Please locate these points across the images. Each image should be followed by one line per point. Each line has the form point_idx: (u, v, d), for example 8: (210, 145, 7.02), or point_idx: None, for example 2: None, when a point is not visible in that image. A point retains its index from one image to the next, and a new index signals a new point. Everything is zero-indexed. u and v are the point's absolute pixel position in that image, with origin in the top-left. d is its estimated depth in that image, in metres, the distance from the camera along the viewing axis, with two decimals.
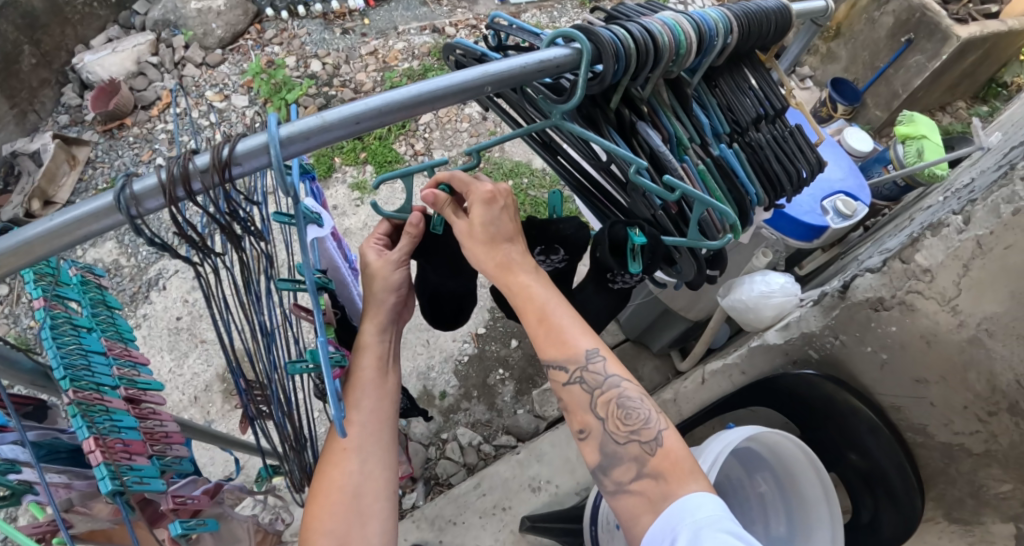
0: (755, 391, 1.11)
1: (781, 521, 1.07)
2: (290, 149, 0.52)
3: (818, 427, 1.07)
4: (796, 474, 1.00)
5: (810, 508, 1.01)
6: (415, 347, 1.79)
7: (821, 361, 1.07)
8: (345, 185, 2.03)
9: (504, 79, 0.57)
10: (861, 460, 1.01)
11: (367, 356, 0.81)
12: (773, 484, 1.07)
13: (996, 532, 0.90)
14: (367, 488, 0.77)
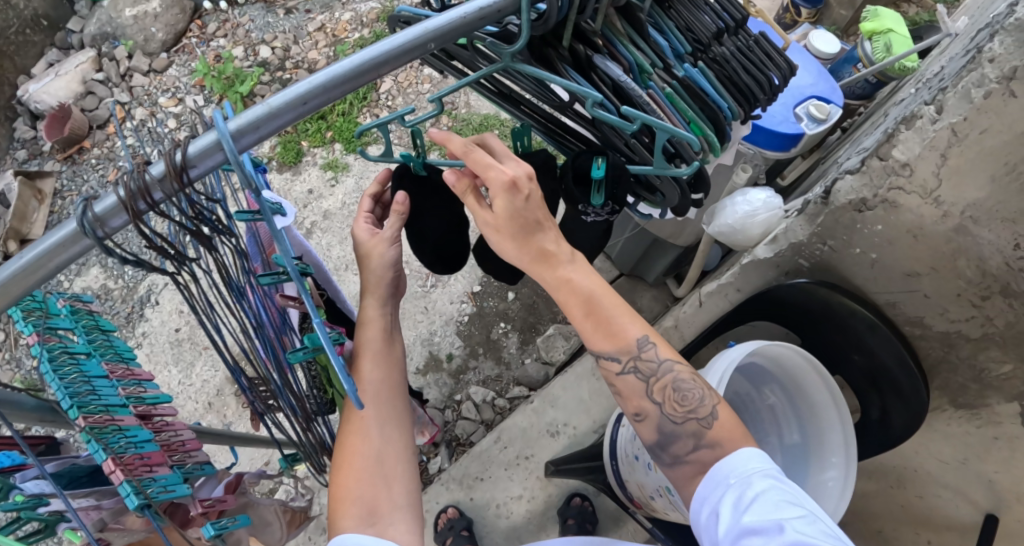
0: (752, 308, 1.12)
1: (793, 429, 1.09)
2: (242, 142, 0.52)
3: (817, 335, 1.09)
4: (801, 381, 1.03)
5: (819, 412, 1.03)
6: (414, 315, 1.86)
7: (813, 269, 1.07)
8: (317, 167, 2.01)
9: (446, 33, 0.56)
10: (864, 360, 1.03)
11: (373, 331, 0.85)
12: (780, 395, 1.09)
13: (1001, 411, 0.92)
14: (389, 457, 0.80)
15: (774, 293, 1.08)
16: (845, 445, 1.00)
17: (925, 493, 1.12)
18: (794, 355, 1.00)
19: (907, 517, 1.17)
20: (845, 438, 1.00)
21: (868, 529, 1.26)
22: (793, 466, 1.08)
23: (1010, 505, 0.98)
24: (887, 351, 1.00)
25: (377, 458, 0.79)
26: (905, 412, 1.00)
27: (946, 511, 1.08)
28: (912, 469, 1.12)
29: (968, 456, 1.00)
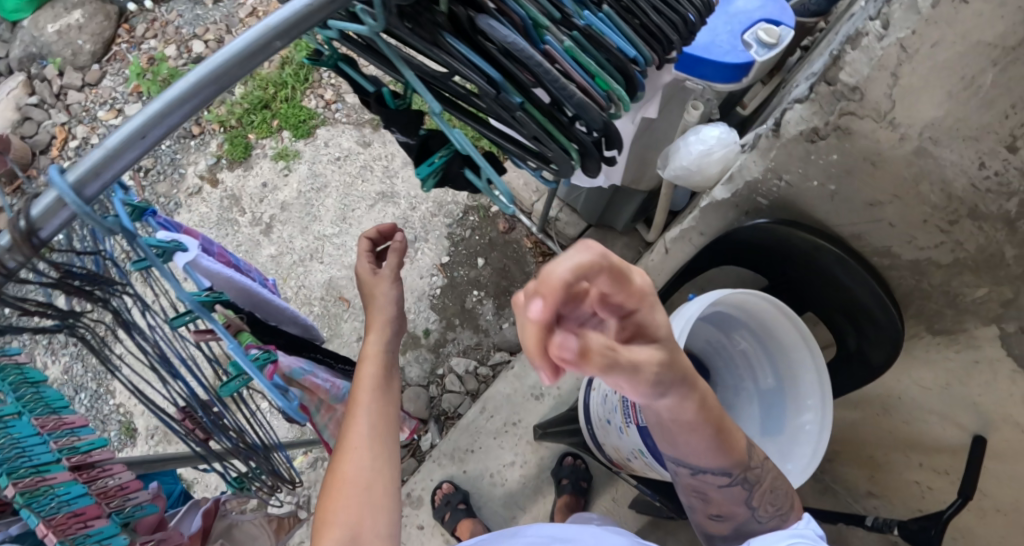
0: (715, 253, 1.07)
1: (767, 373, 1.05)
2: (88, 193, 0.42)
3: (785, 273, 1.03)
4: (772, 326, 0.98)
5: (792, 354, 0.99)
6: None
7: (772, 205, 1.00)
8: (268, 159, 2.19)
9: (290, 28, 0.45)
10: (835, 293, 0.98)
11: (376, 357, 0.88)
12: (751, 341, 1.05)
13: (980, 335, 0.87)
14: (374, 477, 0.77)
15: (735, 234, 1.02)
16: (820, 384, 0.97)
17: (910, 418, 1.09)
18: (762, 301, 0.95)
19: (898, 440, 1.16)
20: (820, 378, 0.97)
21: (859, 452, 1.29)
22: (771, 410, 1.05)
23: (995, 424, 0.95)
24: (857, 284, 0.94)
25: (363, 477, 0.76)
26: (882, 343, 0.96)
27: (933, 433, 1.07)
28: (895, 396, 1.09)
29: (950, 381, 0.97)
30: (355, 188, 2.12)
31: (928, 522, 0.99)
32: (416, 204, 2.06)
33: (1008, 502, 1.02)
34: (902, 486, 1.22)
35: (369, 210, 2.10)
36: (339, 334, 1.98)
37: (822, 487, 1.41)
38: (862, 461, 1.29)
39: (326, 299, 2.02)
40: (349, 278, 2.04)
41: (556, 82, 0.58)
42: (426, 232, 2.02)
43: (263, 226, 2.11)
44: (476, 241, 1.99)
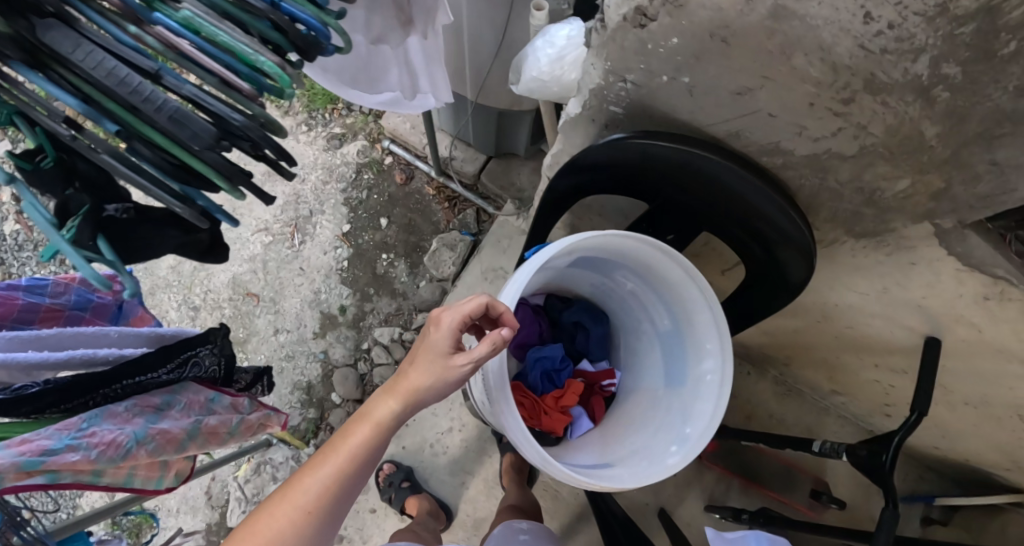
0: (570, 180, 0.83)
1: (660, 313, 0.85)
2: None
3: (661, 189, 0.81)
4: (648, 260, 0.78)
5: (681, 290, 0.79)
6: (294, 280, 1.78)
7: (628, 116, 0.77)
8: None
9: None
10: (725, 201, 0.75)
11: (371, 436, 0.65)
12: (637, 280, 0.84)
13: (912, 235, 0.67)
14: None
15: (583, 157, 0.77)
16: (716, 325, 0.76)
17: (853, 323, 0.92)
18: (625, 233, 0.75)
19: (845, 344, 1.01)
20: (715, 317, 0.76)
21: (808, 355, 1.16)
22: (674, 358, 0.85)
23: (948, 326, 0.76)
24: (745, 186, 0.71)
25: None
26: (789, 256, 0.75)
27: (881, 336, 0.89)
28: (830, 304, 0.91)
29: (887, 285, 0.77)
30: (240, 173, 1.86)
31: (880, 445, 0.82)
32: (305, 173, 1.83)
33: (973, 398, 0.86)
34: (862, 385, 1.12)
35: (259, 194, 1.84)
36: (254, 332, 1.76)
37: (784, 390, 1.39)
38: (813, 362, 1.17)
39: (234, 298, 1.79)
40: (254, 271, 1.80)
41: (157, 98, 0.40)
42: (320, 202, 1.81)
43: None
44: (375, 200, 1.80)
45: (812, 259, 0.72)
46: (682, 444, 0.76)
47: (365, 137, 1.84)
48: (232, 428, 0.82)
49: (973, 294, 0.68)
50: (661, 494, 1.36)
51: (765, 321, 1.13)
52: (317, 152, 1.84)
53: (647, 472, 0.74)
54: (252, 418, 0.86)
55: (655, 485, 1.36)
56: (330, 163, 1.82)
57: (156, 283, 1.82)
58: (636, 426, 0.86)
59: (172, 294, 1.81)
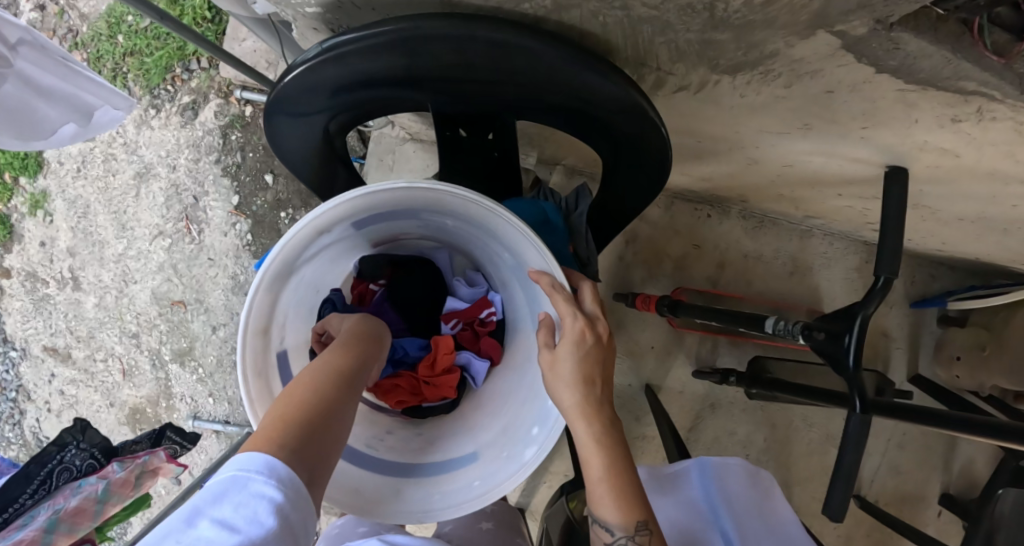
0: (310, 127, 0.54)
1: (499, 248, 0.62)
2: None
3: (435, 95, 0.52)
4: (427, 196, 0.54)
5: (494, 220, 0.55)
6: (209, 275, 1.26)
7: (334, 13, 0.50)
8: (30, 217, 1.34)
9: None
10: (511, 77, 0.47)
11: (359, 344, 0.56)
12: (446, 215, 0.59)
13: (806, 55, 0.39)
14: (309, 452, 0.41)
15: (286, 94, 0.49)
16: (544, 258, 0.54)
17: (790, 161, 0.66)
18: (377, 186, 0.50)
19: (794, 180, 0.75)
20: (537, 248, 0.53)
21: (762, 192, 0.89)
22: (532, 296, 0.63)
23: (910, 155, 0.50)
24: (517, 55, 0.44)
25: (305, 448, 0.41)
26: (635, 127, 0.49)
27: (833, 168, 0.63)
28: (751, 146, 0.64)
29: (809, 121, 0.50)
30: (113, 185, 1.29)
31: (841, 323, 0.58)
32: (174, 158, 1.26)
33: (969, 215, 0.64)
34: (835, 211, 0.89)
35: (139, 197, 1.28)
36: (196, 341, 1.27)
37: (756, 223, 1.13)
38: (774, 198, 0.92)
39: (162, 313, 1.28)
40: (169, 279, 1.28)
41: None
42: (199, 182, 1.25)
43: (68, 285, 1.33)
44: (252, 159, 1.24)
45: (653, 120, 0.48)
46: (542, 424, 0.57)
47: (216, 94, 1.25)
48: (102, 497, 0.68)
49: (928, 118, 0.41)
50: (643, 370, 1.12)
51: (697, 168, 0.85)
52: (178, 132, 1.26)
53: (506, 473, 0.56)
54: (130, 472, 0.70)
55: (632, 362, 1.12)
56: (193, 138, 1.25)
57: (90, 328, 1.33)
58: (514, 386, 0.67)
59: (108, 332, 1.32)
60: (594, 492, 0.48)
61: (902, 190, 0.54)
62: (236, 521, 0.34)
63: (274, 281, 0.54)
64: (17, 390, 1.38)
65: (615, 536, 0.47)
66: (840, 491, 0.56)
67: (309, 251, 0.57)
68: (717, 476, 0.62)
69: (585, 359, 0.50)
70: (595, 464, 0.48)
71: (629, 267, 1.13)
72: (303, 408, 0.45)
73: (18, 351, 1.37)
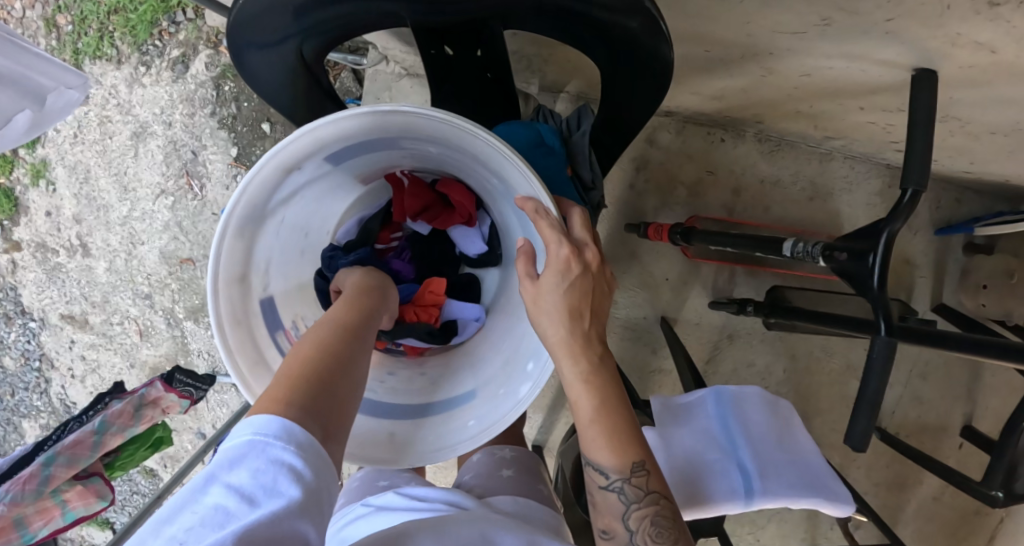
0: (286, 52, 0.52)
1: (484, 174, 0.59)
2: None
3: (411, 8, 0.48)
4: (399, 123, 0.51)
5: (474, 145, 0.52)
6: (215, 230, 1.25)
7: None
8: (34, 187, 1.34)
9: None
10: None
11: (357, 305, 0.55)
12: (425, 142, 0.56)
13: None
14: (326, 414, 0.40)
15: (245, 15, 0.46)
16: (528, 181, 0.51)
17: (807, 69, 0.61)
18: (338, 114, 0.47)
19: (812, 93, 0.70)
20: (520, 171, 0.51)
21: (778, 110, 0.84)
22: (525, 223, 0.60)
23: (941, 53, 0.45)
24: None
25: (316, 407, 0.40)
26: (632, 23, 0.45)
27: (853, 73, 0.58)
28: (765, 53, 0.60)
29: (828, 15, 0.45)
30: (111, 147, 1.27)
31: (866, 240, 0.55)
32: (169, 115, 1.24)
33: (1002, 125, 0.59)
34: (858, 129, 0.83)
35: (138, 157, 1.26)
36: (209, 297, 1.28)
37: (773, 147, 1.08)
38: (793, 117, 0.86)
39: (172, 272, 1.29)
40: (176, 237, 1.27)
41: None
42: (196, 136, 1.23)
43: (78, 252, 1.34)
44: (248, 108, 1.21)
45: (653, 14, 0.43)
46: (536, 359, 0.55)
47: (205, 46, 1.20)
48: (99, 428, 0.71)
49: (962, 2, 0.37)
50: (659, 302, 1.11)
51: (710, 85, 0.80)
52: (170, 87, 1.23)
53: (499, 412, 0.56)
54: (126, 403, 0.74)
55: (647, 295, 1.11)
56: (186, 93, 1.22)
57: (104, 293, 1.35)
58: (514, 320, 0.65)
59: (122, 294, 1.33)
60: (585, 434, 0.47)
61: (932, 93, 0.49)
62: (253, 491, 0.33)
63: (245, 225, 0.52)
64: (41, 359, 1.42)
65: (610, 480, 0.47)
66: (864, 419, 0.55)
67: (283, 192, 0.55)
68: (732, 409, 0.61)
69: (570, 290, 0.48)
70: (585, 406, 0.47)
71: (640, 196, 1.09)
72: (306, 368, 0.43)
73: (37, 322, 1.40)
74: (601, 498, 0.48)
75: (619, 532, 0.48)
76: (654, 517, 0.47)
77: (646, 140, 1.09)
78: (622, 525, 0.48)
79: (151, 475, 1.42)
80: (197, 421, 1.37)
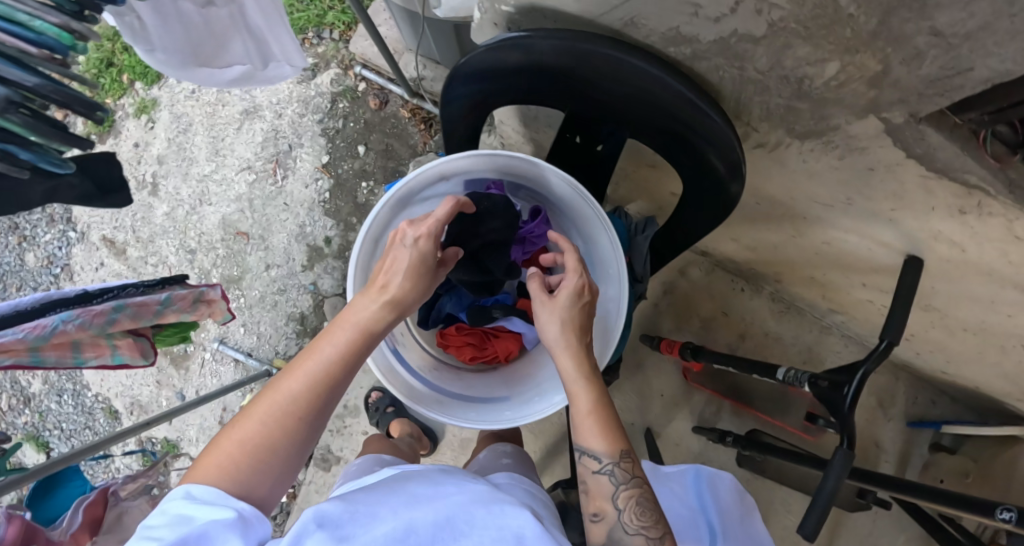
0: (466, 91, 0.70)
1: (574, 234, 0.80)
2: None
3: (567, 94, 0.67)
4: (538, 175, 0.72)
5: (584, 210, 0.72)
6: (279, 218, 1.44)
7: (522, 15, 0.64)
8: (133, 119, 1.53)
9: None
10: (634, 96, 0.61)
11: (358, 334, 0.55)
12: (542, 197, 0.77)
13: (859, 133, 0.51)
14: (286, 455, 0.50)
15: (478, 61, 0.64)
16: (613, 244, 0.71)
17: (829, 239, 0.78)
18: (505, 152, 0.68)
19: (827, 262, 0.87)
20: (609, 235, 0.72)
21: (796, 272, 1.01)
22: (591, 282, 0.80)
23: (927, 244, 0.62)
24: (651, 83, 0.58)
25: (252, 478, 0.48)
26: (718, 159, 0.61)
27: (863, 250, 0.75)
28: (799, 217, 0.77)
29: (851, 196, 0.62)
30: (220, 113, 1.48)
31: (844, 376, 0.68)
32: (282, 108, 1.46)
33: (972, 325, 0.74)
34: (857, 305, 0.99)
35: (240, 131, 1.47)
36: (248, 273, 1.44)
37: (783, 308, 1.24)
38: (807, 280, 1.02)
39: (224, 240, 1.46)
40: (242, 210, 1.46)
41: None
42: (298, 135, 1.45)
43: (146, 189, 1.50)
44: (352, 129, 1.44)
45: (736, 162, 0.59)
46: None
47: (337, 65, 1.46)
48: (167, 301, 0.85)
49: (944, 206, 0.53)
50: (648, 413, 1.23)
51: (746, 233, 0.98)
52: (293, 85, 1.46)
53: (531, 409, 0.74)
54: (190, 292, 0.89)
55: (640, 404, 1.24)
56: (304, 94, 1.45)
57: (152, 233, 1.49)
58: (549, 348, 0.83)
59: (168, 241, 1.49)
60: (580, 424, 0.57)
61: (916, 277, 0.64)
62: (179, 522, 0.44)
63: (396, 204, 0.70)
64: (63, 267, 1.54)
65: (601, 463, 0.56)
66: (815, 515, 0.65)
67: (429, 192, 0.73)
68: (708, 481, 0.72)
69: (577, 309, 0.61)
70: (583, 402, 0.57)
71: (660, 315, 1.26)
72: (269, 430, 0.50)
73: (77, 233, 1.54)
74: (592, 482, 0.56)
75: (608, 512, 0.56)
76: (638, 498, 0.56)
77: (679, 270, 1.27)
78: (612, 506, 0.56)
79: (114, 416, 1.50)
80: (182, 383, 1.47)
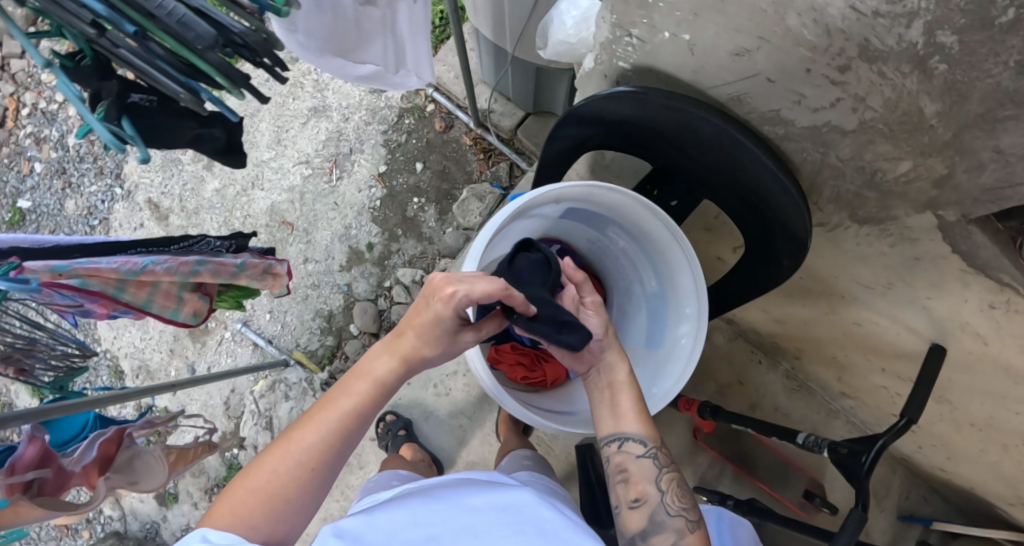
0: (574, 132, 0.79)
1: (648, 273, 0.91)
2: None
3: (663, 149, 0.77)
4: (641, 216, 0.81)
5: (674, 254, 0.82)
6: (326, 216, 1.55)
7: (636, 73, 0.74)
8: None
9: None
10: (722, 164, 0.71)
11: (377, 383, 0.62)
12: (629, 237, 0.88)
13: (916, 226, 0.60)
14: (298, 504, 0.56)
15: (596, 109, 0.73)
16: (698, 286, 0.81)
17: (861, 320, 0.86)
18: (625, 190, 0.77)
19: (853, 343, 0.95)
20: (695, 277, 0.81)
21: (819, 350, 1.09)
22: (657, 317, 0.91)
23: (954, 335, 0.70)
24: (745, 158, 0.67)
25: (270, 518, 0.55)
26: (784, 233, 0.70)
27: (892, 334, 0.83)
28: (839, 296, 0.86)
29: (893, 281, 0.71)
30: (289, 106, 1.60)
31: (863, 445, 0.76)
32: (350, 112, 1.58)
33: (980, 420, 0.81)
34: (871, 390, 1.06)
35: (304, 126, 1.59)
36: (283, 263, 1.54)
37: (795, 386, 1.31)
38: (828, 360, 1.10)
39: (269, 226, 1.56)
40: (292, 201, 1.56)
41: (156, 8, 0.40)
42: (360, 140, 1.57)
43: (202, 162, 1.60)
44: (413, 144, 1.55)
45: (802, 241, 0.68)
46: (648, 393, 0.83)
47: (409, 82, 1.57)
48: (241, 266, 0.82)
49: (978, 301, 0.62)
50: None
51: (778, 306, 1.07)
52: (364, 93, 1.58)
53: None
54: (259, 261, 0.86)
55: None
56: (373, 104, 1.57)
57: (198, 205, 1.59)
58: None
59: (212, 216, 1.59)
60: (625, 413, 0.66)
61: (938, 364, 0.73)
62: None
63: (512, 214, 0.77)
64: (102, 219, 1.63)
65: (646, 448, 0.65)
66: None
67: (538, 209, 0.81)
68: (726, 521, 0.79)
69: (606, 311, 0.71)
70: (626, 392, 0.67)
71: None
72: (290, 474, 0.56)
73: (123, 190, 1.63)
74: (636, 467, 0.64)
75: (650, 495, 0.64)
76: (677, 481, 0.65)
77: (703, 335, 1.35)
78: (655, 489, 0.64)
79: (117, 376, 1.55)
80: (194, 356, 1.54)
